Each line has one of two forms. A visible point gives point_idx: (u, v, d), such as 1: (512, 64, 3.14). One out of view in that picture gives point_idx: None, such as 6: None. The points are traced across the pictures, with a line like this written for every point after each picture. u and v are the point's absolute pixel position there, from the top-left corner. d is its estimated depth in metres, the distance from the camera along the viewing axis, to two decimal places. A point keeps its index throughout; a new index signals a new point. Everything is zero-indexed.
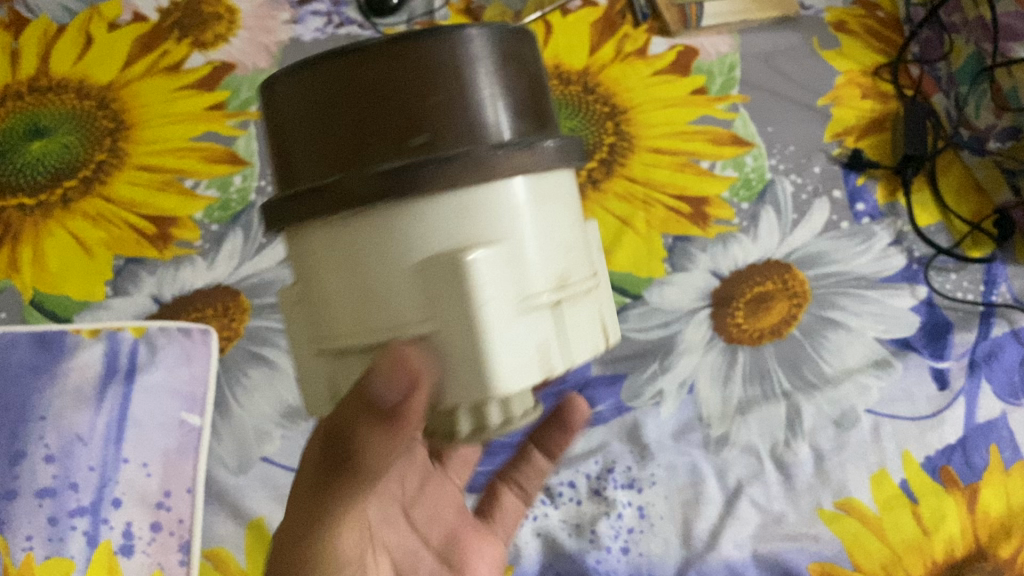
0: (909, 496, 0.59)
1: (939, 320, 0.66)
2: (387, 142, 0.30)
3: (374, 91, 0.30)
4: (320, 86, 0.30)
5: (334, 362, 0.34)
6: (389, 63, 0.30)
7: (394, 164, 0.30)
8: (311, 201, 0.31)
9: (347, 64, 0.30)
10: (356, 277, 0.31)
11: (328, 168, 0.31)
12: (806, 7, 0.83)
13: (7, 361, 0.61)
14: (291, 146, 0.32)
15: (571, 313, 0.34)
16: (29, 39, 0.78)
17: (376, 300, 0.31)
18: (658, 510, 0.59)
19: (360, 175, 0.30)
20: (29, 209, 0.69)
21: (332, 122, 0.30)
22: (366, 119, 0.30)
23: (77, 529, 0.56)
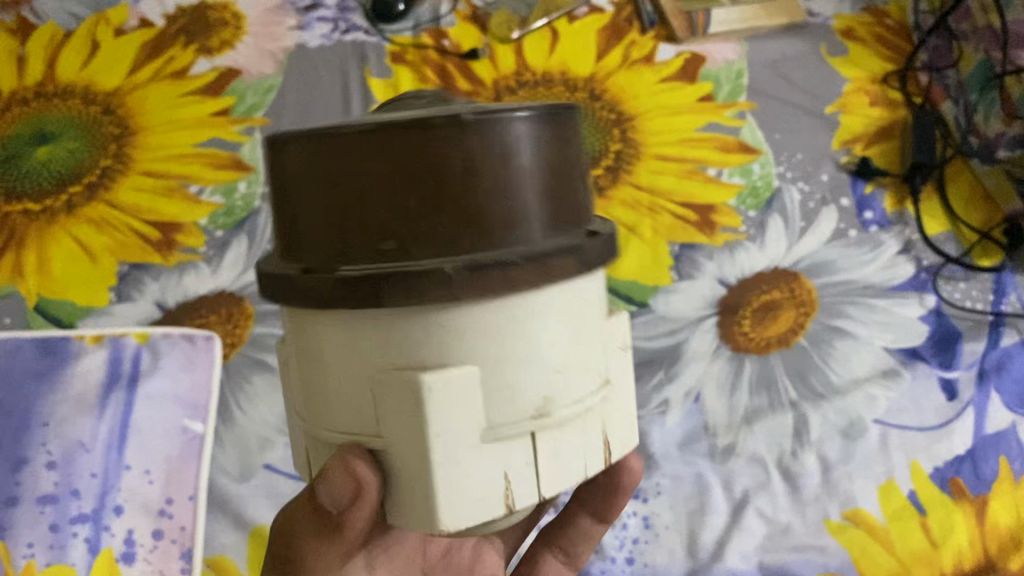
0: (917, 508, 0.58)
1: (948, 329, 0.66)
2: (365, 243, 0.30)
3: (357, 189, 0.30)
4: (311, 170, 0.31)
5: (315, 439, 0.36)
6: (373, 159, 0.29)
7: (365, 272, 0.30)
8: (295, 287, 0.32)
9: (333, 153, 0.30)
10: (330, 374, 0.33)
11: (316, 255, 0.31)
12: (814, 15, 0.83)
13: (10, 368, 0.60)
14: (287, 217, 0.32)
15: (559, 437, 0.33)
16: (36, 44, 0.78)
17: (343, 400, 0.33)
18: (663, 520, 0.58)
19: (333, 277, 0.30)
20: (34, 215, 0.68)
21: (328, 204, 0.31)
22: (348, 215, 0.30)
23: (79, 536, 0.55)
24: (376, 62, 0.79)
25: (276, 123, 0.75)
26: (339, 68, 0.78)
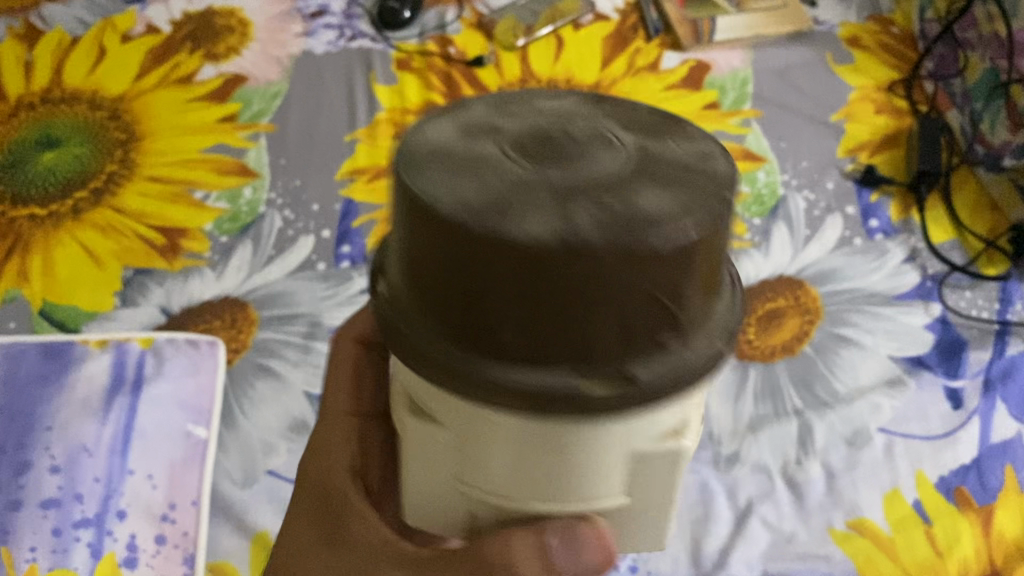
0: (922, 517, 0.57)
1: (954, 338, 0.66)
2: (591, 350, 0.26)
3: (593, 304, 0.25)
4: (521, 277, 0.25)
5: (479, 497, 0.32)
6: (624, 276, 0.25)
7: (611, 392, 0.26)
8: (492, 398, 0.27)
9: (561, 266, 0.24)
10: (537, 463, 0.29)
11: (484, 347, 0.26)
12: (820, 23, 0.85)
13: (15, 370, 0.61)
14: (455, 307, 0.26)
15: None
16: (43, 51, 0.78)
17: (557, 481, 0.30)
18: (667, 529, 0.58)
19: (572, 400, 0.26)
20: (40, 220, 0.68)
21: (516, 306, 0.25)
22: (571, 326, 0.25)
23: (81, 540, 0.54)
24: (381, 68, 0.79)
25: (282, 128, 0.75)
26: (345, 74, 0.79)
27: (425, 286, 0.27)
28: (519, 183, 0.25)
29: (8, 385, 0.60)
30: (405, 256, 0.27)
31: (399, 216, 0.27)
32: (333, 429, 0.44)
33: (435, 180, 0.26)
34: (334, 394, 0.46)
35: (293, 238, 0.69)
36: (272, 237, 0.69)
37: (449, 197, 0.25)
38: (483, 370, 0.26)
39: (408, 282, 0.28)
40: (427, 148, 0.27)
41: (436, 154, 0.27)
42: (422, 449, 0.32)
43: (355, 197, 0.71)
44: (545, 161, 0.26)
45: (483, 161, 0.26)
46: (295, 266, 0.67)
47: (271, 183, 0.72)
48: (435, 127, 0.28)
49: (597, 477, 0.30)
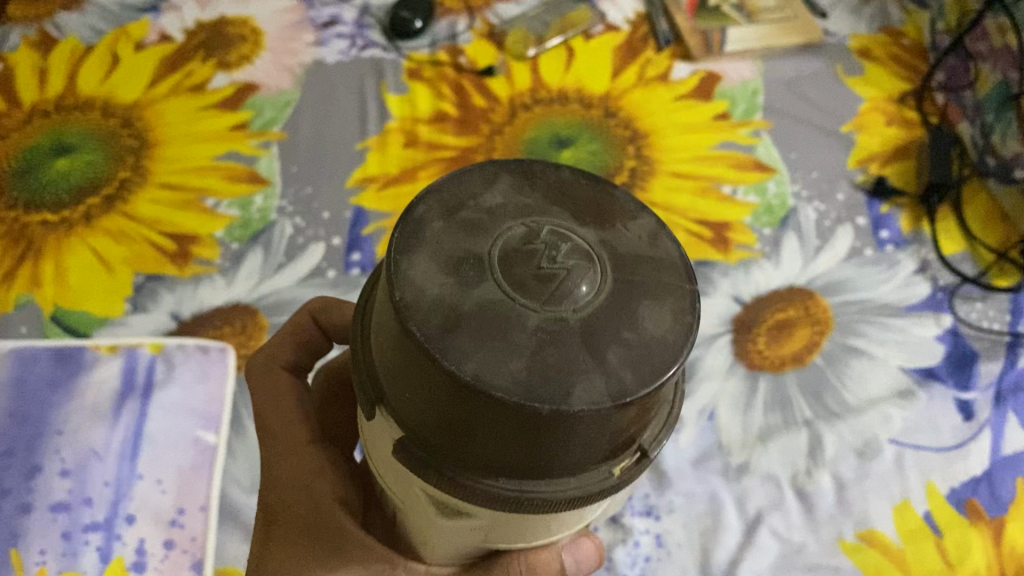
0: (933, 529, 0.58)
1: (964, 349, 0.66)
2: (581, 458, 0.31)
3: (591, 435, 0.29)
4: (539, 429, 0.28)
5: (471, 537, 0.38)
6: (620, 415, 0.29)
7: (592, 482, 0.32)
8: (492, 500, 0.31)
9: (577, 423, 0.28)
10: (526, 525, 0.35)
11: (533, 468, 0.31)
12: (830, 34, 0.83)
13: (25, 376, 0.61)
14: (466, 440, 0.30)
15: None
16: (57, 58, 0.79)
17: (541, 530, 0.36)
18: (676, 538, 0.58)
19: (564, 495, 0.31)
20: (52, 225, 0.69)
21: (566, 440, 0.29)
22: (571, 449, 0.30)
23: (91, 544, 0.55)
24: (392, 77, 0.79)
25: (293, 136, 0.75)
26: (356, 83, 0.79)
27: (436, 419, 0.30)
28: (551, 340, 0.28)
29: (16, 390, 0.61)
30: (441, 410, 0.29)
31: (431, 383, 0.29)
32: (300, 461, 0.48)
33: (479, 362, 0.27)
34: (284, 426, 0.49)
35: (304, 245, 0.69)
36: (283, 244, 0.69)
37: (505, 378, 0.27)
38: (535, 489, 0.31)
39: (446, 429, 0.30)
40: (441, 318, 0.28)
41: (456, 327, 0.28)
42: (446, 522, 0.36)
43: (365, 205, 0.71)
44: (553, 302, 0.29)
45: (507, 321, 0.28)
46: (305, 273, 0.68)
47: (282, 191, 0.72)
48: (431, 284, 0.29)
49: (571, 522, 0.36)
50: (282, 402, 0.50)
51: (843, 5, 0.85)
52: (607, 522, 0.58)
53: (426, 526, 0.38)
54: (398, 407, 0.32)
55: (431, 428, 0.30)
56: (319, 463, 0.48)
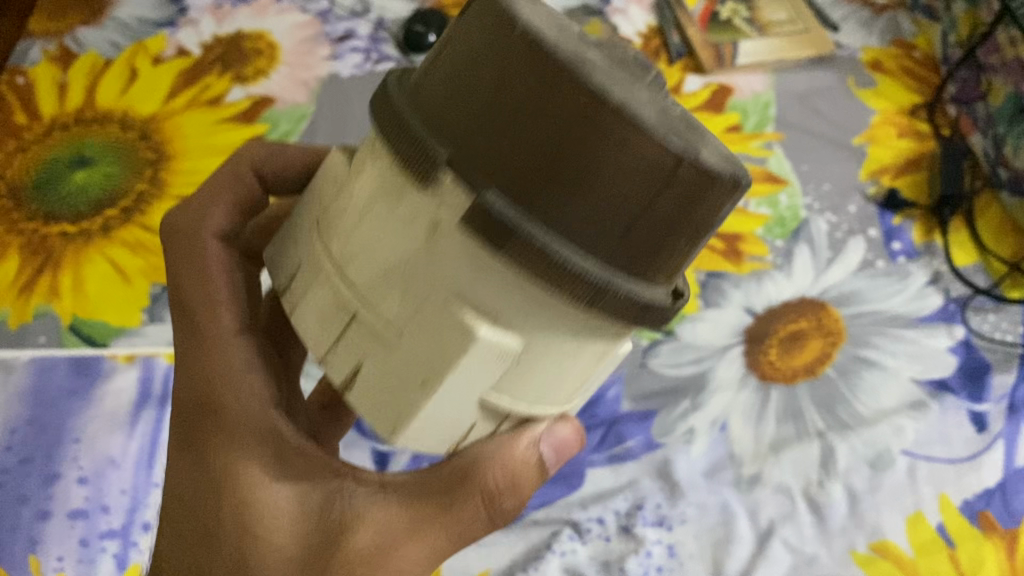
0: (946, 540, 0.58)
1: (977, 362, 0.66)
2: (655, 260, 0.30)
3: (682, 224, 0.28)
4: (648, 182, 0.27)
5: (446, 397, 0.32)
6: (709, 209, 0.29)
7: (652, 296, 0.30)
8: (570, 285, 0.28)
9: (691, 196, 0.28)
10: (547, 353, 0.31)
11: (619, 245, 0.28)
12: (841, 47, 0.83)
13: (44, 385, 0.62)
14: (563, 191, 0.27)
15: None
16: (77, 72, 0.80)
17: (550, 377, 0.33)
18: (688, 549, 0.58)
19: (635, 299, 0.29)
20: (70, 237, 0.70)
21: (647, 200, 0.27)
22: (656, 237, 0.29)
23: (108, 551, 0.56)
24: None
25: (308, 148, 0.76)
26: (370, 97, 0.79)
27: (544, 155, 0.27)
28: (665, 108, 0.28)
29: (36, 399, 0.62)
30: (506, 104, 0.27)
31: (527, 73, 0.27)
32: (228, 355, 0.42)
33: (622, 92, 0.26)
34: (207, 311, 0.44)
35: None
36: None
37: (647, 113, 0.26)
38: (619, 283, 0.29)
39: (515, 140, 0.27)
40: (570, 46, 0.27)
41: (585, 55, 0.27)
42: (433, 358, 0.31)
43: None
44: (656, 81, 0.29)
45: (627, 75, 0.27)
46: None
47: None
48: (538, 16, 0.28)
49: (575, 375, 0.33)
50: (212, 277, 0.44)
51: (854, 18, 0.85)
52: (619, 533, 0.59)
53: (391, 379, 0.32)
54: (478, 145, 0.28)
55: (528, 164, 0.27)
56: (256, 360, 0.43)
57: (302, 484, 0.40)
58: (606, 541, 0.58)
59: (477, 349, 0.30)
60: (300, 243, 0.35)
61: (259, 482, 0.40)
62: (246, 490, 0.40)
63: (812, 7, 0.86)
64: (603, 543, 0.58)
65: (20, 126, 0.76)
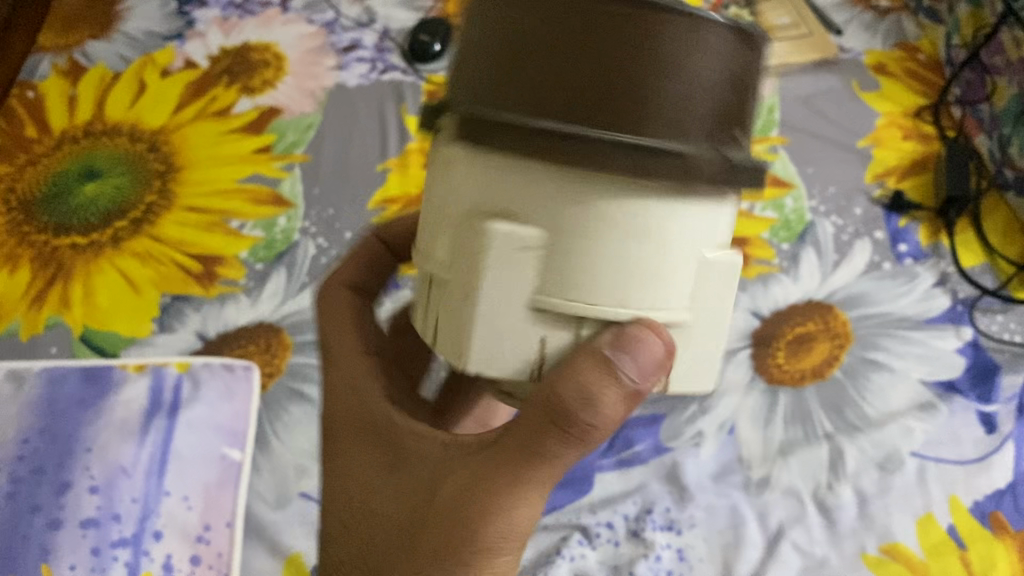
0: (957, 542, 0.58)
1: (985, 362, 0.65)
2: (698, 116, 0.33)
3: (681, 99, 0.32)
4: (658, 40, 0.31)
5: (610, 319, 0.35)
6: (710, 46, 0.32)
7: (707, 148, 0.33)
8: (591, 158, 0.31)
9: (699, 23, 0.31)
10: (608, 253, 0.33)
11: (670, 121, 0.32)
12: (845, 50, 0.83)
13: (56, 395, 0.63)
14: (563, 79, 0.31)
15: None
16: (86, 86, 0.81)
17: (640, 276, 0.34)
18: (698, 553, 0.58)
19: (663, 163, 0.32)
20: (81, 248, 0.70)
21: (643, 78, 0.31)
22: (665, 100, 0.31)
23: (119, 559, 0.56)
24: (412, 99, 0.81)
25: (316, 158, 0.76)
26: (377, 108, 0.80)
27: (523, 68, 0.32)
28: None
29: (47, 408, 0.62)
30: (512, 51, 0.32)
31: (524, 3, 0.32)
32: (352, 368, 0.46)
33: None
34: (338, 336, 0.48)
35: (326, 265, 0.70)
36: (308, 264, 0.70)
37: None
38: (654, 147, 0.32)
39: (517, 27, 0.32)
40: None
41: None
42: (524, 287, 0.34)
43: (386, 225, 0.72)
44: None
45: None
46: None
47: (305, 212, 0.73)
48: None
49: (663, 270, 0.34)
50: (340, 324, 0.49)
51: (857, 22, 0.86)
52: (629, 537, 0.58)
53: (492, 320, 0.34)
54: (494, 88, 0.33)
55: (523, 90, 0.32)
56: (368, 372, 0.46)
57: (411, 466, 0.40)
58: (615, 546, 0.58)
59: (537, 246, 0.33)
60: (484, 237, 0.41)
61: (374, 482, 0.41)
62: (366, 487, 0.41)
63: (816, 10, 0.86)
64: (612, 548, 0.58)
65: (30, 139, 0.77)
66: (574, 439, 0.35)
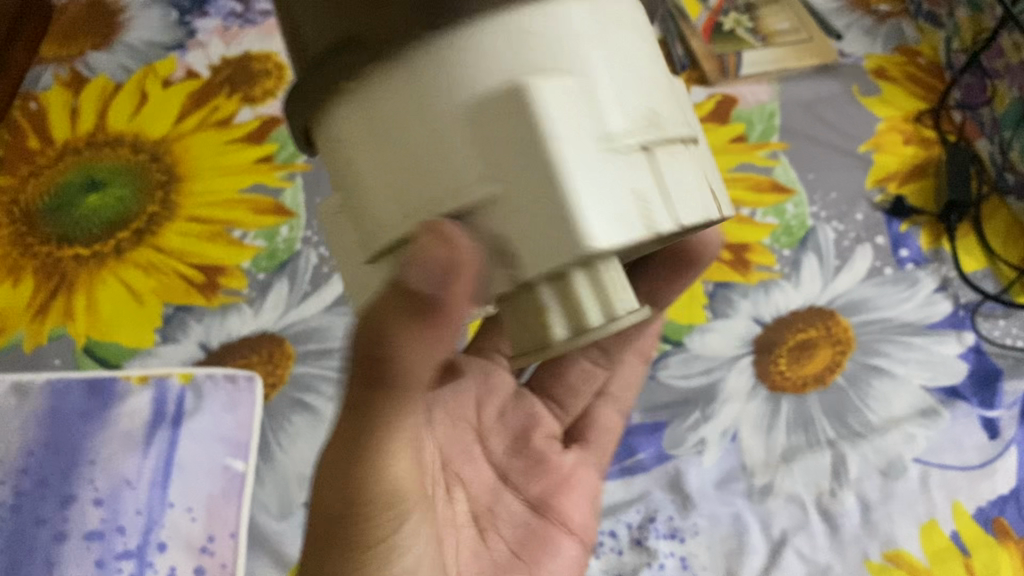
0: (961, 549, 0.58)
1: (988, 367, 0.65)
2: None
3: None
4: None
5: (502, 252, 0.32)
6: None
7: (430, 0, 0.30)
8: (331, 85, 0.32)
9: None
10: (387, 153, 0.32)
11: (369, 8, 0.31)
12: (846, 55, 0.83)
13: (60, 407, 0.63)
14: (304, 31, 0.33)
15: (670, 158, 0.32)
16: (88, 96, 0.81)
17: (423, 168, 0.31)
18: (701, 561, 0.58)
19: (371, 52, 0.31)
20: (84, 259, 0.70)
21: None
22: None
23: (123, 571, 0.56)
24: None
25: (318, 167, 0.76)
26: None
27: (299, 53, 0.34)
28: None
29: (52, 421, 0.62)
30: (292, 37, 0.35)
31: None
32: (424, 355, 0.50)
33: None
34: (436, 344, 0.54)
35: (328, 275, 0.70)
36: (309, 273, 0.70)
37: None
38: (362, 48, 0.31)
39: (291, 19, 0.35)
40: None
41: None
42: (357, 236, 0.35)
43: None
44: None
45: None
46: (330, 301, 0.69)
47: (307, 222, 0.73)
48: None
49: (447, 152, 0.31)
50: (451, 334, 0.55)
51: (858, 26, 0.85)
52: (632, 545, 0.59)
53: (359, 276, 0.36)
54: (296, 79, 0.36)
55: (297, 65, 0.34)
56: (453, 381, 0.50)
57: None
58: (618, 554, 0.59)
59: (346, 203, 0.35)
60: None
61: None
62: None
63: (816, 15, 0.86)
64: (616, 557, 0.59)
65: (33, 151, 0.77)
66: (397, 392, 0.33)
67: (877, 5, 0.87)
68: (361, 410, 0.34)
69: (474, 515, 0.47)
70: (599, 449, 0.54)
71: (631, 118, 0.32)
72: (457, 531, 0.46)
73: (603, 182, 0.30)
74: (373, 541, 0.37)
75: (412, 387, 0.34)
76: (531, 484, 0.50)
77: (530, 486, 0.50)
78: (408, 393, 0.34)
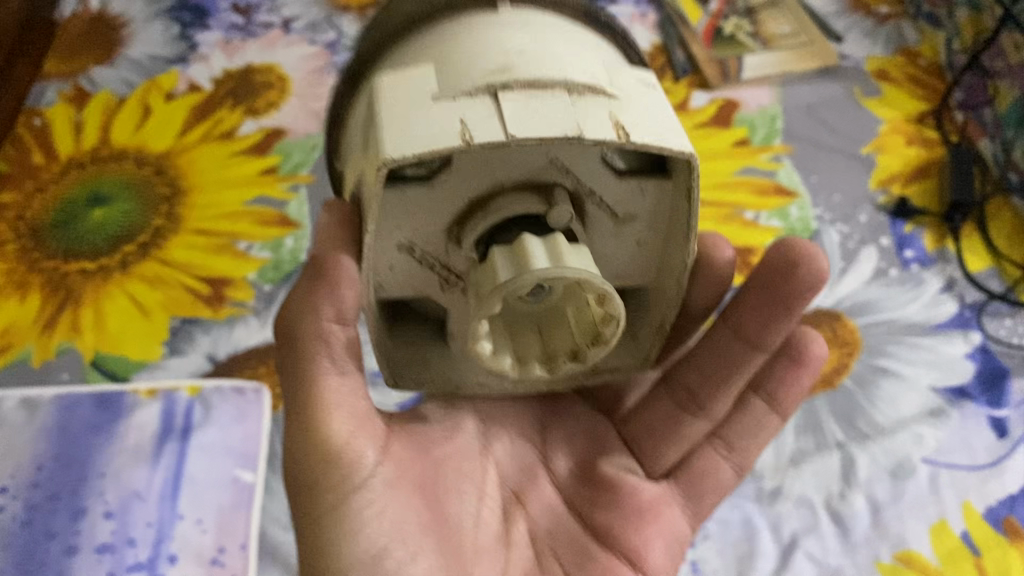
0: (971, 548, 0.58)
1: (995, 367, 0.65)
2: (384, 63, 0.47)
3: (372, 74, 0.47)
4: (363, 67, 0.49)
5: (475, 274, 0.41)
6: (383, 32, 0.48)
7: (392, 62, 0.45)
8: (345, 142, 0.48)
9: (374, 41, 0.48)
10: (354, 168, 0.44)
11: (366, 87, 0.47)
12: (846, 57, 0.84)
13: (69, 422, 0.63)
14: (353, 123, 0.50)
15: (523, 97, 0.37)
16: (92, 111, 0.81)
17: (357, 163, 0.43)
18: (712, 566, 0.58)
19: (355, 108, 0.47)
20: (90, 273, 0.71)
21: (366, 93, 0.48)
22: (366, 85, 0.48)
23: None
24: None
25: (322, 178, 0.77)
26: None
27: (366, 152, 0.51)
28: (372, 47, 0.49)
29: (61, 436, 0.62)
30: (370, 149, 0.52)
31: None
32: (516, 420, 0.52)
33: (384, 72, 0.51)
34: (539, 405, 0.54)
35: None
36: None
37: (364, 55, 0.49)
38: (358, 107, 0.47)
39: None
40: None
41: None
42: None
43: None
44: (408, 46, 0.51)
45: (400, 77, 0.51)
46: None
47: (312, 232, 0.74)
48: None
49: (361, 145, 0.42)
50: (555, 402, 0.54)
51: (858, 29, 0.86)
52: None
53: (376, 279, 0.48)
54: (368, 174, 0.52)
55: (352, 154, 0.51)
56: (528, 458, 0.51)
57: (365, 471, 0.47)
58: None
59: None
60: (640, 276, 0.46)
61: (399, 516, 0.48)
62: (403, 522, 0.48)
63: (816, 19, 0.86)
64: None
65: (38, 166, 0.78)
66: (304, 350, 0.40)
67: (877, 6, 0.88)
68: (289, 381, 0.41)
69: (533, 537, 0.49)
70: (692, 498, 0.52)
71: (479, 79, 0.38)
72: (506, 549, 0.47)
73: (418, 119, 0.37)
74: (327, 507, 0.41)
75: (314, 342, 0.40)
76: (598, 513, 0.50)
77: (594, 515, 0.50)
78: (313, 351, 0.40)
